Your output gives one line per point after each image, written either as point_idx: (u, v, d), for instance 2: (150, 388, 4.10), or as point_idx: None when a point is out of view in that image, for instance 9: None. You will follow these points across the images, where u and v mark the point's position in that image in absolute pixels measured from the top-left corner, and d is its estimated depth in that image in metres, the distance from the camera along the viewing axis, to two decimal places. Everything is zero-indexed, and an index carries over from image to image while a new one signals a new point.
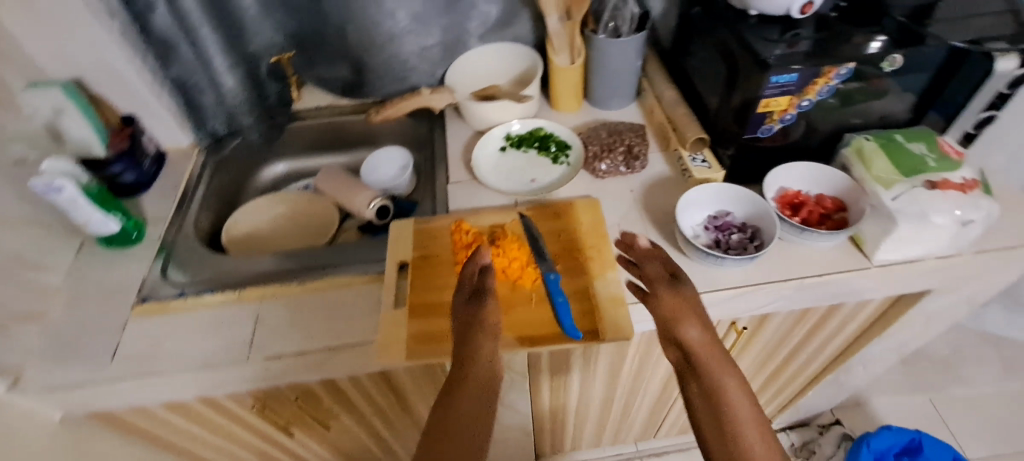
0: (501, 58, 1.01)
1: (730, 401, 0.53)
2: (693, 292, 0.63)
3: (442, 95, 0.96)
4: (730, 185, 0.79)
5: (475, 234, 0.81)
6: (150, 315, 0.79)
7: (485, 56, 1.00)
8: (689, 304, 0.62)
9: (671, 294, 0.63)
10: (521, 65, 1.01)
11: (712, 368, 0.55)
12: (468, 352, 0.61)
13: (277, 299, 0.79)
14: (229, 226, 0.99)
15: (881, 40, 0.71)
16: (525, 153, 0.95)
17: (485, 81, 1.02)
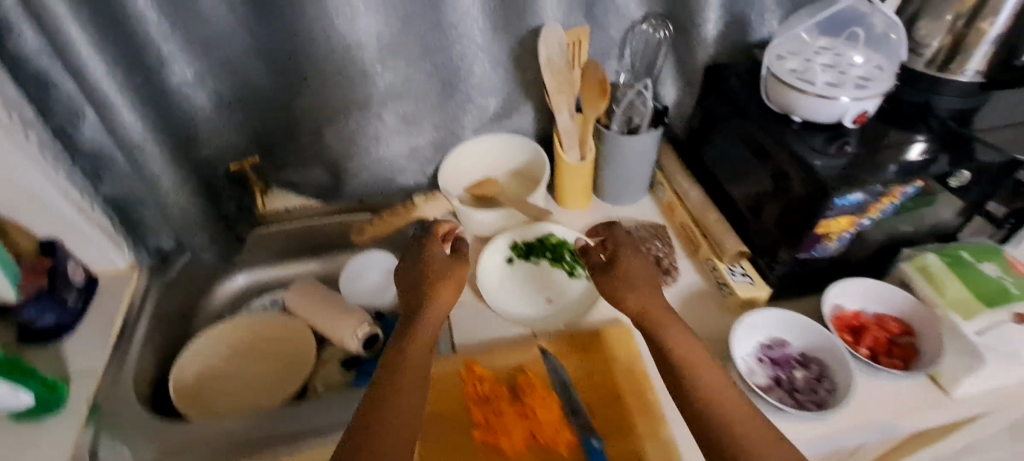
0: (500, 151, 0.89)
1: (699, 369, 0.58)
2: (630, 265, 0.68)
3: (439, 201, 0.83)
4: (783, 313, 0.69)
5: (494, 385, 0.68)
6: None
7: (483, 150, 0.89)
8: (626, 281, 0.66)
9: (604, 278, 0.68)
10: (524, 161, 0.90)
11: (677, 346, 0.60)
12: (420, 302, 0.65)
13: None
14: (178, 369, 0.81)
15: (922, 141, 0.65)
16: (536, 264, 0.83)
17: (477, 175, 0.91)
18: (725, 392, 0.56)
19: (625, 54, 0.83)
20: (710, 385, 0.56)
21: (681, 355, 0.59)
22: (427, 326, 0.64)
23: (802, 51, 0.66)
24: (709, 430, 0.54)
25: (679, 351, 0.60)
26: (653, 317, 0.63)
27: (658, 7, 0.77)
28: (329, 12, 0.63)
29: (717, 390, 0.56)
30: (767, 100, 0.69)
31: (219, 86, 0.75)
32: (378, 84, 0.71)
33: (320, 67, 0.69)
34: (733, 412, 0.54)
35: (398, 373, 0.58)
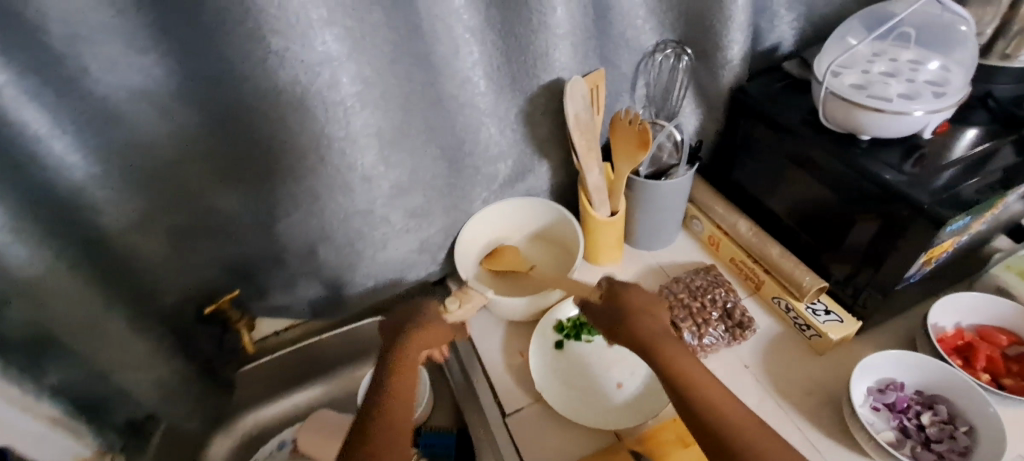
0: (515, 214, 0.78)
1: (720, 404, 0.48)
2: (630, 293, 0.58)
3: (473, 297, 0.67)
4: (892, 351, 0.61)
5: None
6: None
7: (495, 217, 0.76)
8: (635, 312, 0.56)
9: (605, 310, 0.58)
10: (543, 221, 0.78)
11: (697, 378, 0.50)
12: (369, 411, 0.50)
13: None
14: None
15: (974, 130, 0.60)
16: (591, 341, 0.73)
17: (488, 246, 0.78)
18: (753, 426, 0.47)
19: (640, 88, 0.74)
20: (735, 417, 0.47)
21: (693, 384, 0.50)
22: (378, 438, 0.48)
23: (858, 62, 0.60)
24: None
25: (698, 384, 0.50)
26: (661, 345, 0.53)
27: (672, 33, 0.69)
28: (319, 124, 0.52)
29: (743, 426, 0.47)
30: (825, 121, 0.63)
31: (178, 225, 0.60)
32: (377, 190, 0.61)
33: (309, 187, 0.57)
34: (772, 449, 0.45)
35: None
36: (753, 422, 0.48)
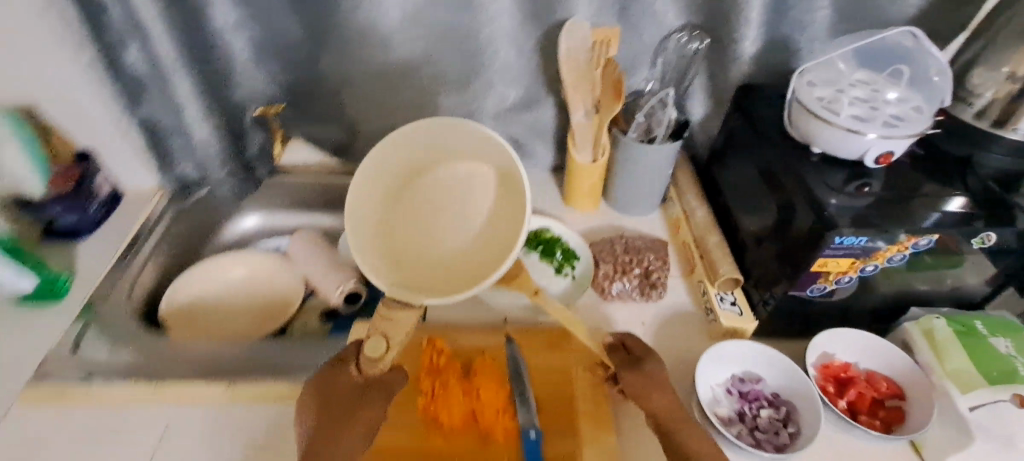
0: (425, 141, 0.61)
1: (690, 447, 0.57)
2: (654, 366, 0.62)
3: (389, 325, 0.55)
4: (759, 346, 0.66)
5: (450, 358, 0.68)
6: (45, 401, 0.66)
7: (401, 150, 0.61)
8: (648, 378, 0.61)
9: (635, 373, 0.61)
10: (475, 136, 0.60)
11: (675, 417, 0.59)
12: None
13: (195, 403, 0.66)
14: (172, 291, 0.83)
15: (964, 200, 0.60)
16: (526, 256, 0.83)
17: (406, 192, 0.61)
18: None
19: (659, 66, 0.80)
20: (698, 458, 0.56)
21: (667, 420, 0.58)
22: None
23: (836, 81, 0.63)
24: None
25: (669, 418, 0.59)
26: (650, 389, 0.60)
27: (697, 18, 0.75)
28: None
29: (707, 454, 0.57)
30: (790, 127, 0.68)
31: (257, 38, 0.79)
32: (397, 51, 0.79)
33: (352, 32, 0.77)
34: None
35: None
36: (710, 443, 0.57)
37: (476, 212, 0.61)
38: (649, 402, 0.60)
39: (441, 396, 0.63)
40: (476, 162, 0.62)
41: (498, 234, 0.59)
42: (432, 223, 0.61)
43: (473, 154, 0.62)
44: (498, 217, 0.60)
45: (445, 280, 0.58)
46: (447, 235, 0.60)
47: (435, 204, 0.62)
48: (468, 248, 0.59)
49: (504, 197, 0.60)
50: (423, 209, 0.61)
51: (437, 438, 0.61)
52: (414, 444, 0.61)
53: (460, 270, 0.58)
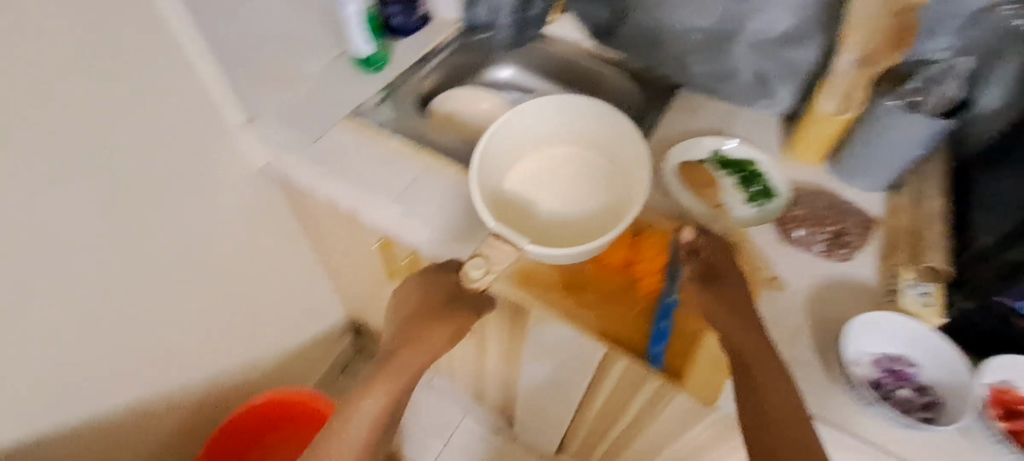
0: (542, 121, 0.82)
1: (765, 388, 0.60)
2: (729, 289, 0.64)
3: (494, 253, 0.65)
4: (932, 335, 0.67)
5: (625, 215, 0.77)
6: (352, 128, 0.94)
7: (521, 123, 0.80)
8: (721, 300, 0.63)
9: (700, 291, 0.64)
10: (586, 123, 0.82)
11: (751, 350, 0.61)
12: (399, 343, 0.69)
13: (437, 171, 0.88)
14: (439, 99, 1.04)
15: None
16: (722, 176, 0.85)
17: (536, 158, 0.84)
18: (789, 412, 0.58)
19: (964, 36, 0.74)
20: (774, 404, 0.59)
21: (743, 350, 0.61)
22: (401, 357, 0.68)
23: None
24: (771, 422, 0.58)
25: (744, 350, 0.61)
26: (726, 311, 0.63)
27: None
28: None
29: (783, 407, 0.59)
30: None
31: None
32: None
33: None
34: (783, 410, 0.59)
35: (359, 398, 0.67)
36: (788, 391, 0.60)
37: (565, 188, 0.82)
38: (725, 329, 0.62)
39: (608, 237, 0.75)
40: (576, 149, 0.84)
41: (581, 207, 0.80)
42: (529, 187, 0.82)
43: (575, 138, 0.83)
44: (583, 193, 0.81)
45: (528, 231, 0.78)
46: (539, 199, 0.81)
47: (535, 173, 0.83)
48: (557, 214, 0.80)
49: (592, 182, 0.82)
50: (524, 175, 0.82)
51: (594, 266, 0.74)
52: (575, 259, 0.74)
53: (541, 228, 0.79)
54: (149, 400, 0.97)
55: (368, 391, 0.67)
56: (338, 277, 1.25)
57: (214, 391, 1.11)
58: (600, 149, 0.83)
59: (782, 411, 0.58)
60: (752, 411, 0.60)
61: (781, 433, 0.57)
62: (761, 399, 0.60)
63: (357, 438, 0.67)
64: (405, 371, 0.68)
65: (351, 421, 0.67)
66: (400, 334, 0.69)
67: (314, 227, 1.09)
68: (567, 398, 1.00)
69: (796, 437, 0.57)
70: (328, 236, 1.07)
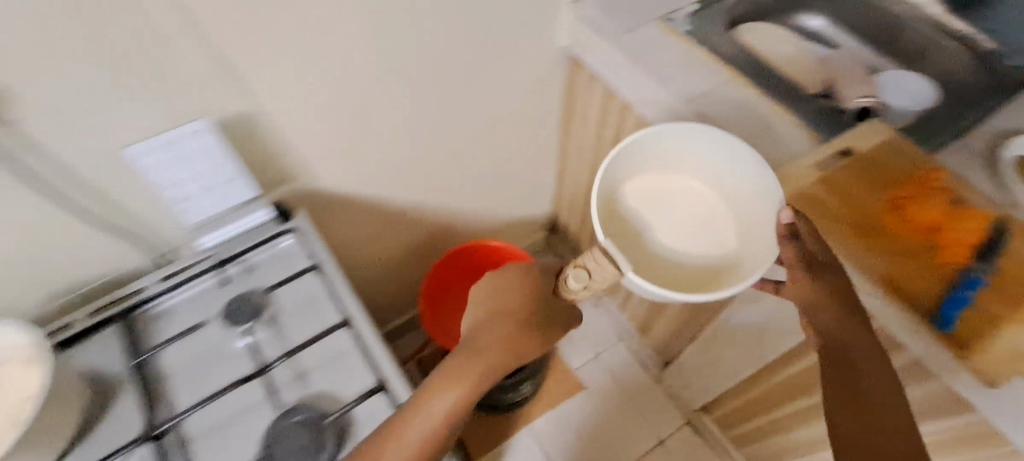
0: (670, 141, 0.72)
1: (869, 385, 0.59)
2: (842, 274, 0.64)
3: (600, 269, 0.61)
4: None
5: (939, 189, 0.72)
6: (665, 29, 0.94)
7: (660, 137, 0.71)
8: (817, 292, 0.63)
9: (816, 269, 0.64)
10: (732, 174, 0.71)
11: (855, 350, 0.62)
12: (483, 337, 0.68)
13: (740, 90, 0.86)
14: (745, 29, 1.00)
15: None
16: None
17: (659, 182, 0.76)
18: (894, 409, 0.57)
19: None
20: (883, 403, 0.57)
21: (845, 347, 0.62)
22: (483, 344, 0.67)
23: None
24: (877, 422, 0.56)
25: (852, 346, 0.62)
26: (827, 310, 0.63)
27: None
28: None
29: (886, 409, 0.57)
30: None
31: None
32: None
33: None
34: (886, 411, 0.57)
35: (431, 374, 0.64)
36: (890, 391, 0.58)
37: (694, 227, 0.74)
38: (835, 325, 0.63)
39: (918, 200, 0.70)
40: (709, 182, 0.75)
41: (707, 251, 0.71)
42: (646, 210, 0.74)
43: (707, 176, 0.75)
44: (710, 236, 0.73)
45: (638, 263, 0.70)
46: (658, 228, 0.73)
47: (652, 201, 0.75)
48: (687, 251, 0.72)
49: (713, 229, 0.74)
50: (639, 206, 0.74)
51: (892, 218, 0.70)
52: (873, 207, 0.71)
53: (659, 263, 0.70)
54: (406, 215, 1.13)
55: (432, 376, 0.64)
56: (565, 169, 1.33)
57: (445, 230, 1.26)
58: (729, 189, 0.73)
59: (888, 412, 0.57)
60: (845, 412, 0.58)
61: (893, 418, 0.56)
62: (871, 398, 0.58)
63: (420, 406, 0.62)
64: (487, 368, 0.66)
65: (425, 390, 0.63)
66: (496, 321, 0.70)
67: (578, 115, 1.15)
68: (764, 349, 0.99)
69: (894, 442, 0.54)
70: (588, 127, 1.13)
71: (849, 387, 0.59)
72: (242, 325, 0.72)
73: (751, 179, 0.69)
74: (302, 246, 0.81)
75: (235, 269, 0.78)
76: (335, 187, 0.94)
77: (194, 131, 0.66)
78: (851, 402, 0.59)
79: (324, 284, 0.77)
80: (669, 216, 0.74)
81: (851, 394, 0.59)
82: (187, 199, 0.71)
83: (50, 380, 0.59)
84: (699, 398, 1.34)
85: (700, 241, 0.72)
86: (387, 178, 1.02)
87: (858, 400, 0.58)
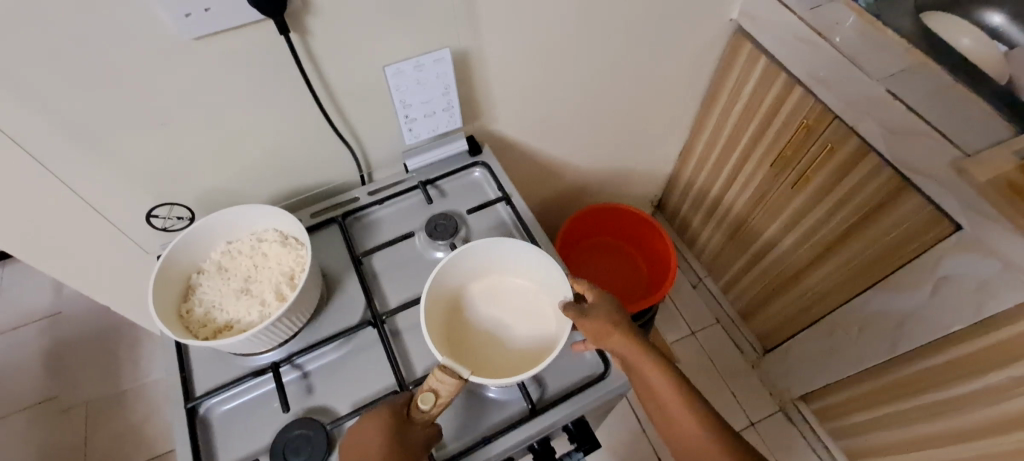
0: (483, 260, 0.72)
1: (674, 414, 0.60)
2: (610, 312, 0.64)
3: (442, 383, 0.59)
4: None
5: None
6: (849, 8, 0.96)
7: (454, 269, 0.71)
8: (604, 327, 0.63)
9: (588, 322, 0.63)
10: (545, 273, 0.70)
11: (654, 385, 0.61)
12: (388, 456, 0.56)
13: (928, 73, 0.87)
14: (928, 17, 1.02)
15: None
16: None
17: (478, 284, 0.74)
18: (694, 430, 0.59)
19: None
20: (682, 426, 0.60)
21: (647, 387, 0.62)
22: None
23: None
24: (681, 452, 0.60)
25: (650, 388, 0.62)
26: (627, 346, 0.62)
27: None
28: None
29: (688, 433, 0.59)
30: None
31: None
32: None
33: None
34: (686, 434, 0.59)
35: None
36: (696, 410, 0.60)
37: (518, 315, 0.72)
38: (635, 364, 0.62)
39: None
40: (533, 280, 0.73)
41: (538, 329, 0.70)
42: (497, 306, 0.73)
43: (531, 278, 0.73)
44: (536, 315, 0.71)
45: (474, 366, 0.68)
46: (502, 321, 0.72)
47: (490, 298, 0.73)
48: (521, 340, 0.70)
49: (548, 297, 0.71)
50: (479, 304, 0.73)
51: None
52: None
53: (496, 360, 0.68)
54: (549, 166, 1.20)
55: None
56: (696, 144, 1.36)
57: (576, 190, 1.33)
58: (507, 293, 0.73)
59: (691, 436, 0.59)
60: (666, 431, 0.61)
61: (699, 441, 0.59)
62: (673, 430, 0.61)
63: None
64: None
65: None
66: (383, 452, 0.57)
67: (726, 89, 1.18)
68: (902, 334, 0.99)
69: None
70: (738, 100, 1.16)
71: (658, 410, 0.62)
72: (443, 241, 0.79)
73: (553, 273, 0.69)
74: (488, 179, 0.89)
75: (432, 192, 0.87)
76: (508, 132, 1.03)
77: (437, 59, 0.77)
78: (662, 424, 0.62)
79: (512, 214, 0.84)
80: (510, 310, 0.72)
81: (660, 419, 0.62)
82: (412, 121, 0.82)
83: (308, 259, 0.69)
84: (796, 387, 1.34)
85: (537, 324, 0.70)
86: (551, 127, 1.08)
87: (671, 421, 0.60)
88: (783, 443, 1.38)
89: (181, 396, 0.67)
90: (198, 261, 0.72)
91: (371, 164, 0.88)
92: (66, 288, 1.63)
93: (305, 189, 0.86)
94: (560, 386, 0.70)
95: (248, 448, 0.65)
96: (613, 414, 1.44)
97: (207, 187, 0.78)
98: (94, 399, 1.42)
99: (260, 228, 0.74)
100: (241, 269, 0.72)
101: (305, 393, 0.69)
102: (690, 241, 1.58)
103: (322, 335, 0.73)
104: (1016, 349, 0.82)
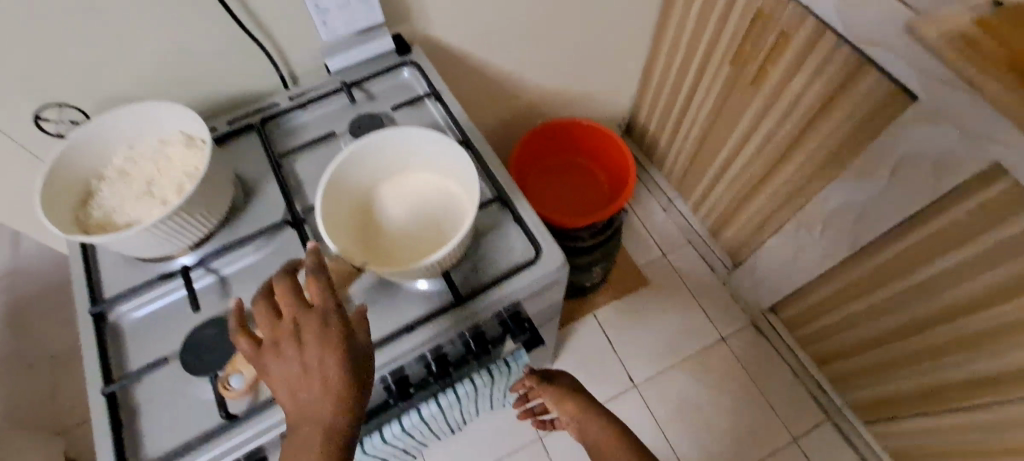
0: (387, 157, 0.67)
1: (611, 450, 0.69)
2: (562, 379, 0.81)
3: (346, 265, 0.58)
4: None
5: None
6: None
7: (361, 164, 0.66)
8: (557, 388, 0.79)
9: (544, 386, 0.80)
10: (457, 164, 0.66)
11: (598, 430, 0.72)
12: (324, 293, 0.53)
13: None
14: None
15: None
16: None
17: (391, 182, 0.70)
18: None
19: None
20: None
21: (594, 436, 0.73)
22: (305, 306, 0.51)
23: None
24: None
25: (595, 433, 0.73)
26: (577, 401, 0.77)
27: None
28: None
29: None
30: None
31: None
32: None
33: None
34: None
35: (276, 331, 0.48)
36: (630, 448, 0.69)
37: (432, 210, 0.68)
38: (584, 415, 0.75)
39: None
40: (448, 173, 0.68)
41: (452, 221, 0.66)
42: (411, 202, 0.69)
43: (446, 171, 0.68)
44: (450, 207, 0.67)
45: (385, 260, 0.65)
46: (417, 217, 0.68)
47: (404, 195, 0.69)
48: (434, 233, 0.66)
49: (461, 189, 0.67)
50: (392, 202, 0.69)
51: None
52: None
53: (408, 254, 0.65)
54: (498, 79, 1.14)
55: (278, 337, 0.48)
56: (657, 54, 1.29)
57: (532, 108, 1.27)
58: (421, 189, 0.69)
59: None
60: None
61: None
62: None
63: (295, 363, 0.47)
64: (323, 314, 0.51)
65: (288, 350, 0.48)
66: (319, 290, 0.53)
67: None
68: (865, 225, 0.96)
69: None
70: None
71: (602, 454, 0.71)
72: None
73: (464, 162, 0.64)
74: (419, 78, 0.83)
75: (359, 94, 0.82)
76: (442, 36, 0.96)
77: None
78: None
79: (442, 110, 0.79)
80: (424, 205, 0.68)
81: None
82: (325, 12, 0.75)
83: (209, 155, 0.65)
84: (765, 299, 1.32)
85: (451, 217, 0.66)
86: (492, 32, 1.01)
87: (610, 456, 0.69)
88: (755, 356, 1.37)
89: (88, 301, 0.64)
90: (99, 165, 0.68)
91: (291, 65, 0.82)
92: (24, 245, 1.59)
93: (219, 97, 0.80)
94: (489, 274, 0.67)
95: (159, 348, 0.63)
96: (584, 338, 1.42)
97: (105, 91, 0.72)
98: (60, 351, 1.40)
99: (165, 131, 0.70)
100: (144, 171, 0.67)
101: (221, 294, 0.66)
102: (659, 163, 1.53)
103: (239, 237, 0.69)
104: (980, 221, 0.78)
